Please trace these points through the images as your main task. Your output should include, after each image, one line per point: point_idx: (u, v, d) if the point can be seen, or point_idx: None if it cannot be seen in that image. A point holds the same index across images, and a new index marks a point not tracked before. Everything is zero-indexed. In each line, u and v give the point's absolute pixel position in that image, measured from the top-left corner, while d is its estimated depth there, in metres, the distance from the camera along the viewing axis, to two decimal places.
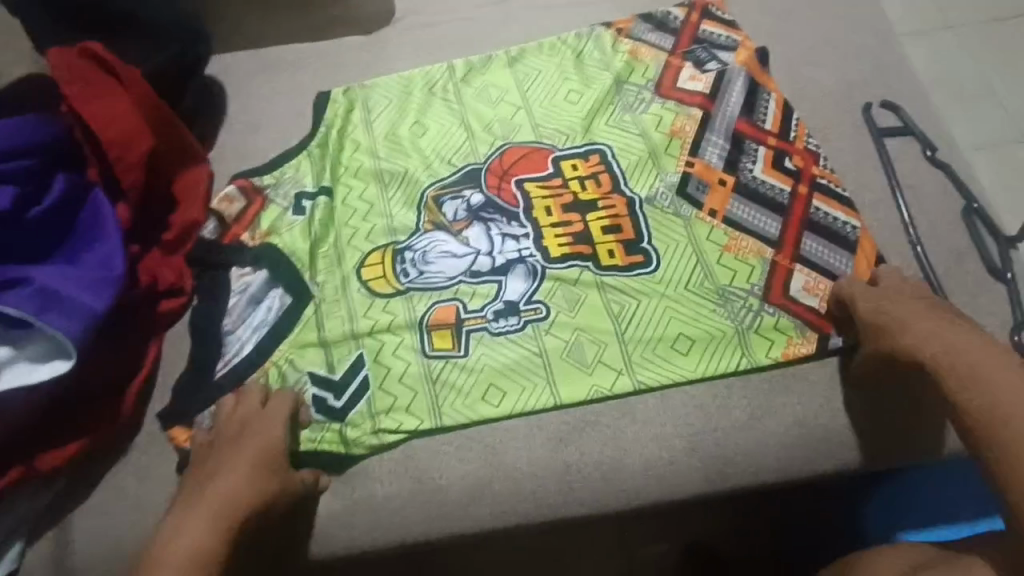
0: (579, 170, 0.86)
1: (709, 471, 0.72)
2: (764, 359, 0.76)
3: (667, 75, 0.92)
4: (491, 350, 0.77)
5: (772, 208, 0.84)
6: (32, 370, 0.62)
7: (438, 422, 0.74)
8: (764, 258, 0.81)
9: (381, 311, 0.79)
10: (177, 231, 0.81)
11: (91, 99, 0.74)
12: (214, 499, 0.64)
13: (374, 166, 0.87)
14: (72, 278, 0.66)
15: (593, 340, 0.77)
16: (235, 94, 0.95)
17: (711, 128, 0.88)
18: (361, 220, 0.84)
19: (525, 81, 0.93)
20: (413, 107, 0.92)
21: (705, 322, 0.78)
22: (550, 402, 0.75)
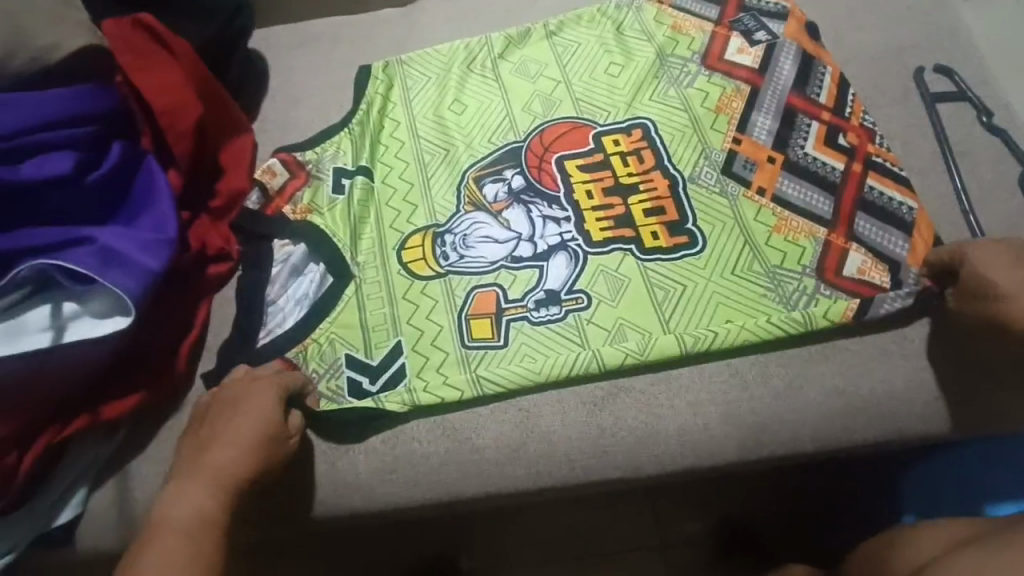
0: (620, 146, 0.86)
1: (745, 439, 0.72)
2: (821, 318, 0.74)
3: (713, 46, 0.90)
4: (531, 338, 0.78)
5: (825, 186, 0.82)
6: (97, 324, 0.65)
7: (481, 395, 0.75)
8: (816, 237, 0.80)
9: (421, 292, 0.81)
10: (224, 198, 0.84)
11: (144, 71, 0.77)
12: (210, 470, 0.64)
13: (415, 145, 0.89)
14: (129, 237, 0.68)
15: (636, 328, 0.77)
16: (278, 67, 0.98)
17: (760, 103, 0.87)
18: (402, 199, 0.86)
19: (565, 55, 0.93)
20: (453, 80, 0.92)
21: (751, 304, 0.77)
22: (592, 368, 0.75)
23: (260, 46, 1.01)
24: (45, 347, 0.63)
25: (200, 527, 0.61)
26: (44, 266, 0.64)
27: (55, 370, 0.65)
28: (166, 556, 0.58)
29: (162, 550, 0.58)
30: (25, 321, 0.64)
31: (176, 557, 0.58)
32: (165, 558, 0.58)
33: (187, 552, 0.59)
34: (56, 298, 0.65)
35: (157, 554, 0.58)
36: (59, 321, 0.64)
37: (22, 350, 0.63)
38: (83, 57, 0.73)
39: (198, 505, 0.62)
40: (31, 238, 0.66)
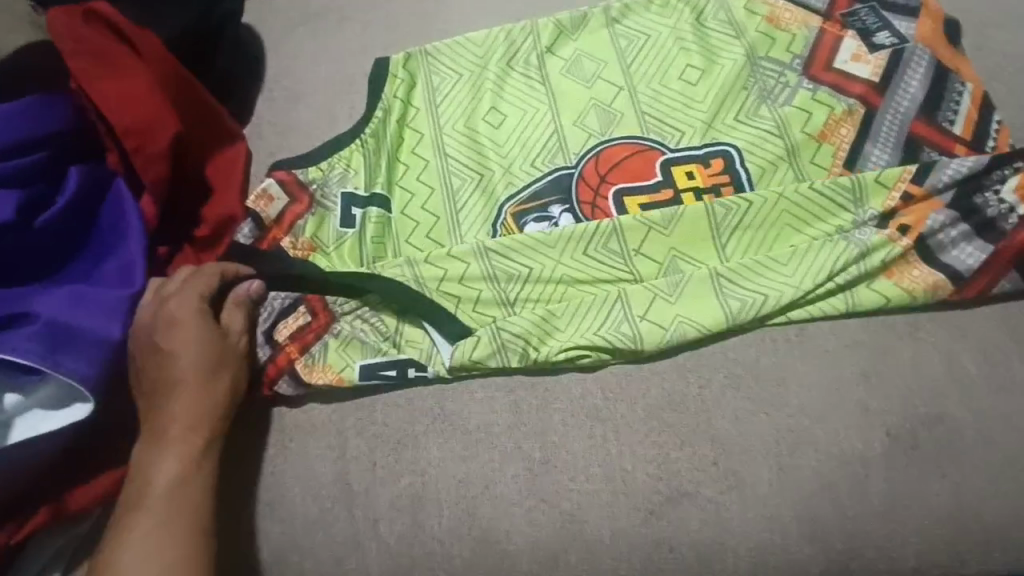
0: (695, 179, 0.71)
1: (833, 566, 0.60)
2: (880, 262, 0.66)
3: (821, 48, 0.75)
4: (567, 272, 0.68)
5: (957, 223, 0.66)
6: (43, 419, 0.55)
7: (497, 330, 0.66)
8: (937, 294, 0.65)
9: (452, 289, 0.68)
10: (210, 227, 0.70)
11: (103, 79, 0.61)
12: (173, 424, 0.56)
13: (441, 166, 0.73)
14: (88, 304, 0.58)
15: (695, 325, 0.65)
16: (278, 54, 0.82)
17: (876, 132, 0.71)
18: (425, 237, 0.71)
19: (628, 50, 0.77)
20: (489, 80, 0.77)
21: (813, 252, 0.66)
22: (622, 323, 0.66)
23: (256, 23, 0.84)
24: None
25: (182, 488, 0.53)
26: None
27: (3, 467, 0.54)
28: (151, 532, 0.51)
29: (148, 525, 0.51)
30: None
31: (163, 529, 0.51)
32: (153, 534, 0.51)
33: (176, 521, 0.52)
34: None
35: (142, 532, 0.51)
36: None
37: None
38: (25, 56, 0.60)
39: (175, 466, 0.54)
40: None
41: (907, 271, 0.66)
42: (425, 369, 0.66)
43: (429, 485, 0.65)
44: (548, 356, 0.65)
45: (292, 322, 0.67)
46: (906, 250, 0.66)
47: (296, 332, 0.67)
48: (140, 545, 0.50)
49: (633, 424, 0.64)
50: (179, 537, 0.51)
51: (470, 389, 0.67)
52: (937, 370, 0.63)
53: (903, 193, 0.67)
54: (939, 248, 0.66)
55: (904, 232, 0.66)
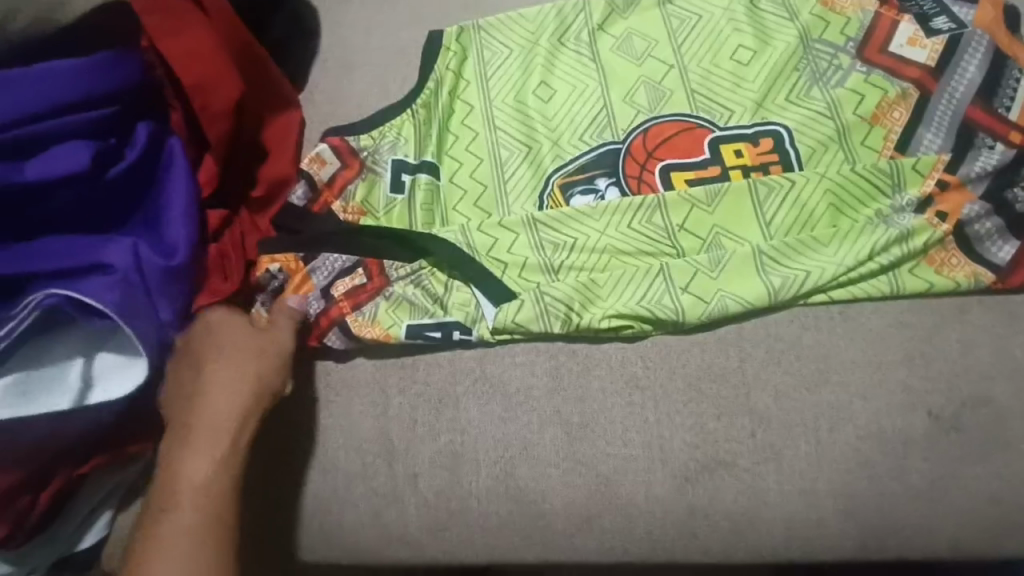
0: (743, 157, 0.71)
1: (867, 541, 0.60)
2: (921, 245, 0.65)
3: (876, 31, 0.73)
4: (611, 242, 0.69)
5: (1000, 215, 0.66)
6: (123, 382, 0.56)
7: (541, 295, 0.67)
8: (977, 280, 0.65)
9: (498, 254, 0.70)
10: (265, 187, 0.72)
11: (173, 36, 0.63)
12: (199, 426, 0.56)
13: (489, 138, 0.75)
14: (154, 254, 0.60)
15: (738, 297, 0.65)
16: (333, 25, 0.84)
17: (930, 116, 0.70)
18: (473, 205, 0.73)
19: (680, 29, 0.77)
20: (540, 56, 0.78)
21: (858, 234, 0.66)
22: (663, 294, 0.66)
23: None
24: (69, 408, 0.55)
25: (211, 486, 0.53)
26: (57, 300, 0.54)
27: (73, 412, 0.57)
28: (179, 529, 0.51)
29: (179, 521, 0.51)
30: (40, 376, 0.55)
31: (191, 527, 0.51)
32: (183, 530, 0.51)
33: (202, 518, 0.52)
34: (79, 351, 0.57)
35: (173, 527, 0.51)
36: (82, 377, 0.56)
37: (36, 413, 0.54)
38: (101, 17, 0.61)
39: (205, 468, 0.54)
40: (46, 258, 0.56)
41: (948, 258, 0.66)
42: (469, 331, 0.68)
43: (468, 444, 0.66)
44: (588, 324, 0.66)
45: (347, 283, 0.69)
46: (945, 234, 0.66)
47: (350, 291, 0.68)
48: (172, 538, 0.50)
49: (671, 394, 0.65)
50: (207, 534, 0.51)
51: (511, 353, 0.69)
52: (982, 354, 0.63)
53: (940, 180, 0.68)
54: (973, 233, 0.66)
55: (942, 218, 0.66)
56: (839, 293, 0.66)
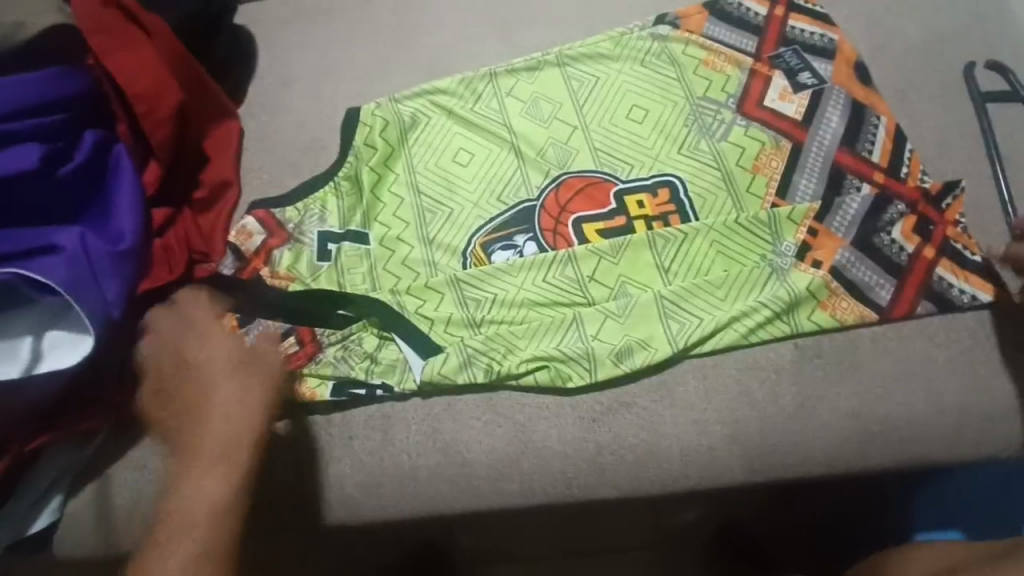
0: (645, 208, 0.78)
1: (752, 461, 0.68)
2: (804, 289, 0.72)
3: (753, 87, 0.81)
4: (530, 296, 0.74)
5: (878, 262, 0.73)
6: (70, 355, 0.63)
7: (468, 349, 0.72)
8: (866, 322, 0.71)
9: (427, 313, 0.74)
10: (208, 190, 0.81)
11: (118, 53, 0.71)
12: (207, 442, 0.55)
13: (414, 203, 0.80)
14: (101, 241, 0.66)
15: (643, 344, 0.71)
16: (270, 47, 0.93)
17: (803, 164, 0.78)
18: (400, 263, 0.78)
19: (580, 91, 0.84)
20: (456, 123, 0.84)
21: (747, 275, 0.73)
22: (576, 344, 0.72)
23: (251, 22, 0.95)
24: (17, 378, 0.61)
25: (232, 512, 0.53)
26: (11, 276, 0.61)
27: (26, 384, 0.62)
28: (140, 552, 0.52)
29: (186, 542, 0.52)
30: None
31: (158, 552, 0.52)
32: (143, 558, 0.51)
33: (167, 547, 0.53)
34: (29, 328, 0.63)
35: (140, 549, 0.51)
36: (33, 350, 0.62)
37: None
38: (52, 38, 0.68)
39: (212, 487, 0.54)
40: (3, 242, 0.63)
41: (837, 302, 0.72)
42: (392, 387, 0.72)
43: (397, 405, 0.73)
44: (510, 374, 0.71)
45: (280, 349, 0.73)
46: (822, 278, 0.72)
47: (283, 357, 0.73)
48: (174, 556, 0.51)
49: None
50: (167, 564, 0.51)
51: None
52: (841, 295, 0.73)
53: (810, 228, 0.75)
54: (849, 274, 0.73)
55: (817, 266, 0.73)
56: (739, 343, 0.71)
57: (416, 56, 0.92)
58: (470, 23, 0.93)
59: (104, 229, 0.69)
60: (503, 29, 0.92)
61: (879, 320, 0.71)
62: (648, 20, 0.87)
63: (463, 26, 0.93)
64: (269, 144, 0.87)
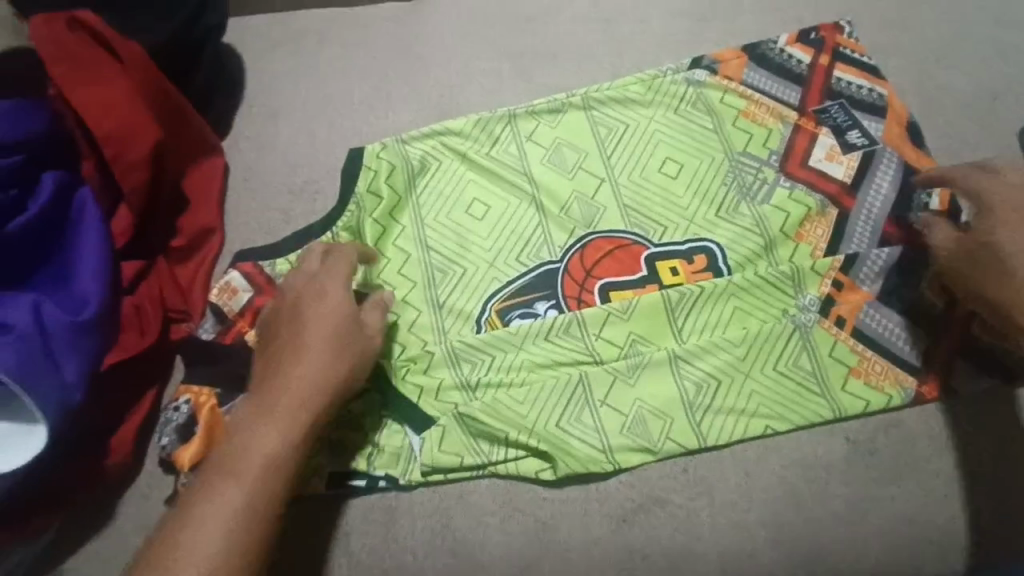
0: (679, 275, 0.71)
1: (800, 569, 0.61)
2: (829, 354, 0.66)
3: (797, 146, 0.75)
4: (532, 354, 0.67)
5: (911, 322, 0.67)
6: (21, 451, 0.53)
7: (463, 416, 0.64)
8: (905, 388, 0.65)
9: (437, 398, 0.66)
10: (188, 238, 0.71)
11: (83, 87, 0.61)
12: (305, 389, 0.53)
13: (423, 259, 0.72)
14: (60, 311, 0.57)
15: (657, 411, 0.65)
16: (258, 72, 0.83)
17: (851, 232, 0.71)
18: (408, 331, 0.69)
19: (608, 139, 0.76)
20: (470, 170, 0.75)
21: (769, 336, 0.66)
22: (583, 410, 0.65)
23: (238, 43, 0.85)
24: None
25: (281, 460, 0.50)
26: None
27: None
28: (244, 501, 0.47)
29: (195, 495, 0.47)
30: None
31: (259, 508, 0.47)
32: (233, 509, 0.46)
33: (270, 496, 0.48)
34: None
35: (225, 498, 0.46)
36: None
37: None
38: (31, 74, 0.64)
39: (276, 430, 0.51)
40: None
41: (871, 368, 0.65)
42: (397, 479, 0.64)
43: (403, 497, 0.65)
44: (521, 469, 0.64)
45: None
46: (846, 343, 0.66)
47: None
48: (199, 509, 0.46)
49: None
50: (243, 517, 0.46)
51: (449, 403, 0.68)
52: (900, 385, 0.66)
53: (836, 280, 0.68)
54: (879, 336, 0.66)
55: (841, 324, 0.67)
56: (773, 422, 0.64)
57: (421, 88, 0.83)
58: (481, 55, 0.85)
59: (68, 296, 0.59)
60: (517, 65, 0.84)
61: (918, 392, 0.65)
62: (683, 62, 0.79)
63: (472, 57, 0.85)
64: (258, 185, 0.77)
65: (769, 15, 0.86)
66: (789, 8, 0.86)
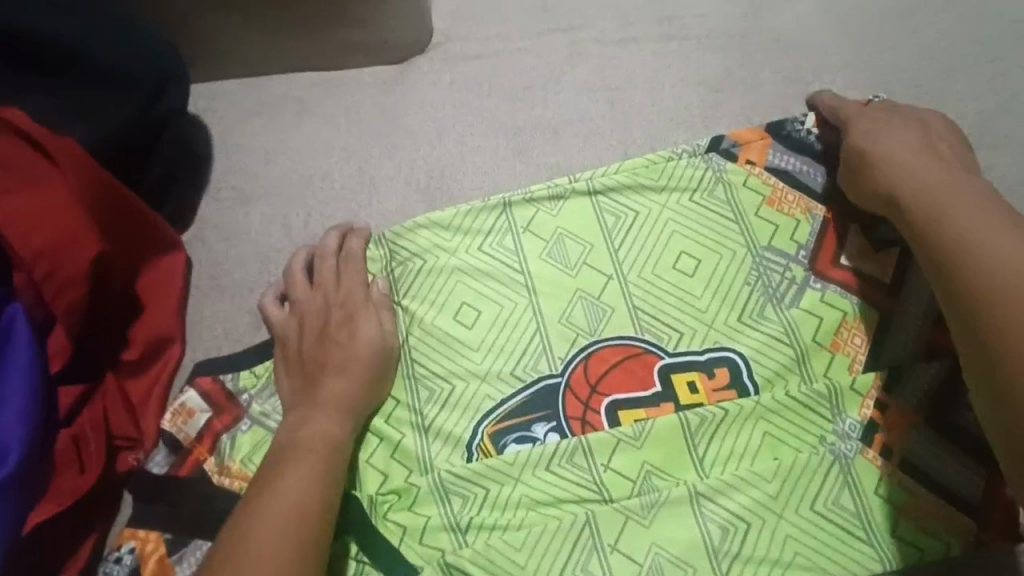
0: (698, 392, 0.62)
1: None
2: (871, 492, 0.58)
3: (826, 239, 0.67)
4: (533, 490, 0.58)
5: (971, 455, 0.59)
6: None
7: (453, 568, 0.55)
8: (960, 533, 0.57)
9: (424, 543, 0.57)
10: (142, 350, 0.62)
11: (15, 194, 0.54)
12: (355, 385, 0.59)
13: (408, 372, 0.63)
14: None
15: (676, 563, 0.56)
16: (229, 147, 0.75)
17: (891, 344, 0.63)
18: (390, 457, 0.60)
19: (615, 230, 0.68)
20: (462, 265, 0.67)
21: (803, 468, 0.58)
22: (591, 561, 0.56)
23: (207, 113, 0.77)
24: None
25: (341, 446, 0.56)
26: None
27: None
28: (315, 479, 0.52)
29: (270, 478, 0.52)
30: None
31: (328, 488, 0.52)
32: (309, 487, 0.51)
33: (333, 474, 0.54)
34: None
35: (298, 475, 0.52)
36: None
37: None
38: None
39: (333, 423, 0.57)
40: None
41: (921, 509, 0.57)
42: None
43: None
44: None
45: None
46: (893, 477, 0.58)
47: None
48: (276, 485, 0.51)
49: None
50: (317, 496, 0.51)
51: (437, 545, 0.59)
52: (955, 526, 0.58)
53: (878, 400, 0.60)
54: (933, 472, 0.58)
55: (885, 454, 0.59)
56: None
57: (407, 166, 0.75)
58: (476, 128, 0.77)
59: None
60: (517, 139, 0.77)
61: (977, 541, 0.57)
62: (700, 143, 0.71)
63: (465, 131, 0.77)
64: (224, 281, 0.70)
65: (788, 87, 0.79)
66: (809, 79, 0.79)
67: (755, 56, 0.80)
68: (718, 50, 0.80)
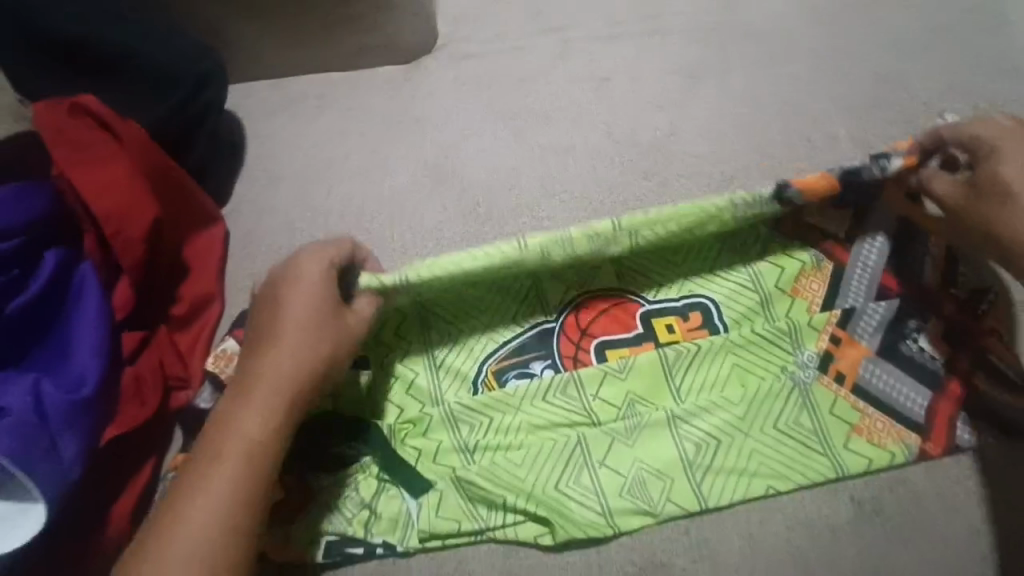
0: (675, 333, 0.71)
1: None
2: (827, 412, 0.66)
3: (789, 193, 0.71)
4: (531, 417, 0.67)
5: (917, 378, 0.67)
6: (20, 531, 0.54)
7: (462, 481, 0.64)
8: (906, 445, 0.65)
9: (435, 462, 0.66)
10: (188, 306, 0.72)
11: (88, 167, 0.63)
12: (307, 334, 0.56)
13: (415, 324, 0.71)
14: (58, 390, 0.57)
15: (657, 475, 0.64)
16: (259, 136, 0.86)
17: (846, 287, 0.71)
18: (405, 393, 0.69)
19: None
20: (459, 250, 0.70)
21: (766, 392, 0.67)
22: (583, 475, 0.64)
23: (238, 108, 0.87)
24: None
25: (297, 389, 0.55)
26: None
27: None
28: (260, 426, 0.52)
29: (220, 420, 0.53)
30: None
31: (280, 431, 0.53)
32: (255, 433, 0.52)
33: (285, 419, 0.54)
34: None
35: (247, 420, 0.52)
36: None
37: None
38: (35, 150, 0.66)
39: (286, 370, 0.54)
40: None
41: (872, 426, 0.65)
42: (394, 546, 0.64)
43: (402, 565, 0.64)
44: (518, 534, 0.64)
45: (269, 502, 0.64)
46: (846, 400, 0.66)
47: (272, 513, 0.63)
48: (228, 428, 0.52)
49: None
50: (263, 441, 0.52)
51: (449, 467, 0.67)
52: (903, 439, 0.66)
53: (833, 334, 0.68)
54: (884, 396, 0.66)
55: (841, 380, 0.67)
56: (774, 482, 0.64)
57: (416, 149, 0.85)
58: (476, 114, 0.87)
59: (66, 372, 0.60)
60: (512, 123, 0.86)
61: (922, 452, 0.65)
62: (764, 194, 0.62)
63: (469, 118, 0.87)
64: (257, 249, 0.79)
65: (752, 71, 0.88)
66: (771, 64, 0.89)
67: (721, 45, 0.90)
68: (688, 41, 0.90)
